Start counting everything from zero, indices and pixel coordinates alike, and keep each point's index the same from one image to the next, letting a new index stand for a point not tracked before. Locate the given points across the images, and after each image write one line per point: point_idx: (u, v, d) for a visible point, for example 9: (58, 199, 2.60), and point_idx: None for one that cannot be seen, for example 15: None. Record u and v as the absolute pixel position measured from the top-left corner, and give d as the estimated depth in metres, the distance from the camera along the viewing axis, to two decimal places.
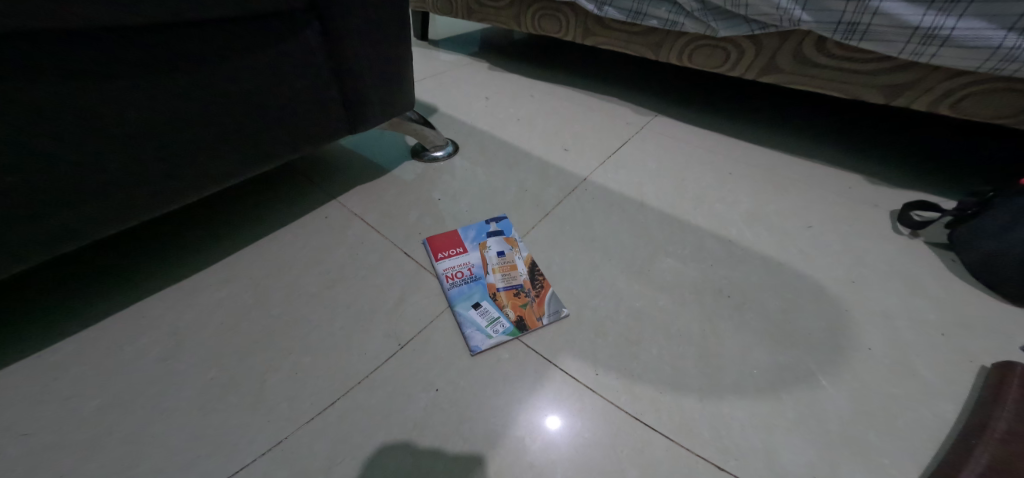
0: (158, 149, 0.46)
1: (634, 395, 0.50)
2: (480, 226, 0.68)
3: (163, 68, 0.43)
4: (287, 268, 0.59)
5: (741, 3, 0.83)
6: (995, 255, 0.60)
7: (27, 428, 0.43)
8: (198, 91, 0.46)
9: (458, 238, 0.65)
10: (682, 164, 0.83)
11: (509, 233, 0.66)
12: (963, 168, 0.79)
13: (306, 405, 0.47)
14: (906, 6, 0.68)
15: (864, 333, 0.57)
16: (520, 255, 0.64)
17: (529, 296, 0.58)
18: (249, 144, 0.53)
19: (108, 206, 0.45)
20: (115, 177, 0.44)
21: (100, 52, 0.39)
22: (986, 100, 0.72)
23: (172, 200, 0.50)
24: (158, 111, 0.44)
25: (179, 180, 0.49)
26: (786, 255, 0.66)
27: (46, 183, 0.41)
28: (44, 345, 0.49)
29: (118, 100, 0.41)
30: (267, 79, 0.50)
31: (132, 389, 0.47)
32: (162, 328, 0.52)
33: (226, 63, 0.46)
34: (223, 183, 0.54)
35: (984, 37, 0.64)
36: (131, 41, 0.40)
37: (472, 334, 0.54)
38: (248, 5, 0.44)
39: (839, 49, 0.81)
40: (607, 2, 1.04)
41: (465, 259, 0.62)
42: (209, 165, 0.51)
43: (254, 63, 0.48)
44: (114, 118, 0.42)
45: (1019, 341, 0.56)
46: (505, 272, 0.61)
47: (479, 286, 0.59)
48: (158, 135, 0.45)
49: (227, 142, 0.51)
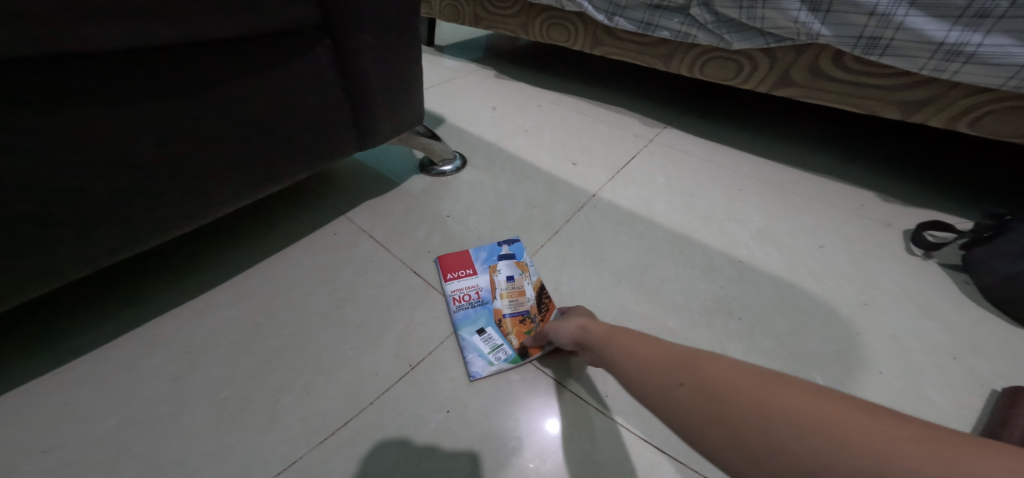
0: (169, 173, 0.46)
1: (644, 417, 0.49)
2: (492, 247, 0.66)
3: (182, 92, 0.43)
4: (298, 285, 0.59)
5: (757, 16, 0.82)
6: (1011, 278, 0.59)
7: (46, 446, 0.43)
8: (213, 115, 0.46)
9: (468, 259, 0.64)
10: (690, 180, 0.83)
11: (521, 257, 0.65)
12: (972, 187, 0.78)
13: (318, 425, 0.47)
14: (930, 22, 0.66)
15: (876, 355, 0.56)
16: (529, 280, 0.62)
17: (535, 325, 0.57)
18: (259, 166, 0.53)
19: (115, 228, 0.45)
20: (126, 200, 0.44)
21: (117, 79, 0.39)
22: (1005, 119, 0.71)
23: (181, 222, 0.50)
24: (166, 136, 0.44)
25: (188, 203, 0.49)
26: (796, 275, 0.66)
27: (59, 207, 0.41)
28: (61, 361, 0.50)
29: (135, 125, 0.41)
30: (282, 100, 0.50)
31: (148, 407, 0.47)
32: (178, 345, 0.52)
33: (243, 84, 0.46)
34: (231, 204, 0.54)
35: (1010, 55, 0.63)
36: (151, 68, 0.40)
37: (473, 360, 0.53)
38: (264, 24, 0.44)
39: (856, 64, 0.80)
40: (617, 13, 1.03)
41: (473, 282, 0.61)
42: (217, 188, 0.51)
43: (270, 83, 0.48)
44: (130, 143, 0.42)
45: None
46: (513, 298, 0.60)
47: (485, 310, 0.59)
48: (171, 159, 0.45)
49: (237, 165, 0.51)
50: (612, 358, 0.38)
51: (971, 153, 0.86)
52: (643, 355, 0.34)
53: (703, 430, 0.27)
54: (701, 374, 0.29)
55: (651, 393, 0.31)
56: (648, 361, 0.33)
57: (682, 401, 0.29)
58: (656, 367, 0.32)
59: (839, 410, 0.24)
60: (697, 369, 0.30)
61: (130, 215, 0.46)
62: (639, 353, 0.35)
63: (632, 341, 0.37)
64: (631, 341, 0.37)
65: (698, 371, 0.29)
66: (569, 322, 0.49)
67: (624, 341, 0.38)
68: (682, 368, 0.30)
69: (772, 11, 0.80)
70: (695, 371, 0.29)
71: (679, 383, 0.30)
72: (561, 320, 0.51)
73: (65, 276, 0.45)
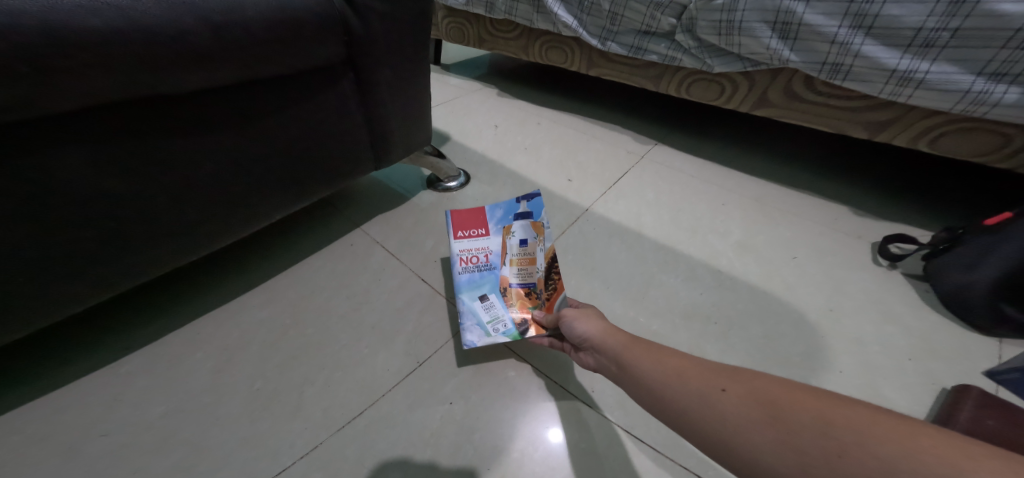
0: (222, 191, 0.52)
1: (626, 409, 0.56)
2: (510, 206, 0.70)
3: (236, 123, 0.50)
4: (319, 291, 0.66)
5: (735, 42, 0.90)
6: (963, 288, 0.66)
7: (104, 430, 0.50)
8: (259, 141, 0.53)
9: (484, 219, 0.70)
10: (676, 195, 0.89)
11: (537, 218, 0.66)
12: (937, 201, 0.85)
13: (338, 414, 0.54)
14: (883, 50, 0.76)
15: (838, 356, 0.62)
16: (542, 246, 0.64)
17: (539, 298, 0.61)
18: (293, 184, 0.60)
19: (154, 251, 0.50)
20: (187, 217, 0.51)
21: (187, 114, 0.46)
22: (962, 139, 0.78)
23: (228, 234, 0.56)
24: (221, 160, 0.50)
25: (235, 217, 0.56)
26: (770, 284, 0.72)
27: (133, 223, 0.47)
28: (113, 357, 0.56)
29: (198, 151, 0.48)
30: (316, 128, 0.58)
31: (190, 398, 0.54)
32: (215, 344, 0.59)
33: (286, 114, 0.54)
34: (269, 217, 0.60)
35: (954, 82, 0.72)
36: (215, 104, 0.47)
37: (471, 329, 0.57)
38: (299, 66, 0.51)
39: (825, 87, 0.87)
40: (610, 39, 1.11)
41: (485, 245, 0.69)
42: (259, 203, 0.57)
43: (304, 113, 0.56)
44: (193, 167, 0.49)
45: (981, 367, 0.61)
46: (523, 266, 0.65)
47: (492, 277, 0.65)
48: (223, 179, 0.52)
49: (276, 184, 0.58)
50: (640, 363, 0.43)
51: (940, 169, 0.92)
52: (681, 361, 0.41)
53: (756, 430, 0.33)
54: (744, 385, 0.36)
55: (697, 396, 0.37)
56: (691, 367, 0.40)
57: (732, 407, 0.35)
58: (701, 375, 0.39)
59: (887, 420, 0.30)
60: (741, 381, 0.36)
61: (164, 238, 0.50)
62: (677, 360, 0.41)
63: (665, 349, 0.44)
64: (664, 350, 0.43)
65: (740, 384, 0.36)
66: (590, 313, 0.51)
67: (655, 348, 0.44)
68: (729, 379, 0.37)
69: (747, 38, 0.88)
70: (738, 383, 0.36)
71: (724, 390, 0.36)
72: (580, 310, 0.53)
73: (131, 283, 0.51)
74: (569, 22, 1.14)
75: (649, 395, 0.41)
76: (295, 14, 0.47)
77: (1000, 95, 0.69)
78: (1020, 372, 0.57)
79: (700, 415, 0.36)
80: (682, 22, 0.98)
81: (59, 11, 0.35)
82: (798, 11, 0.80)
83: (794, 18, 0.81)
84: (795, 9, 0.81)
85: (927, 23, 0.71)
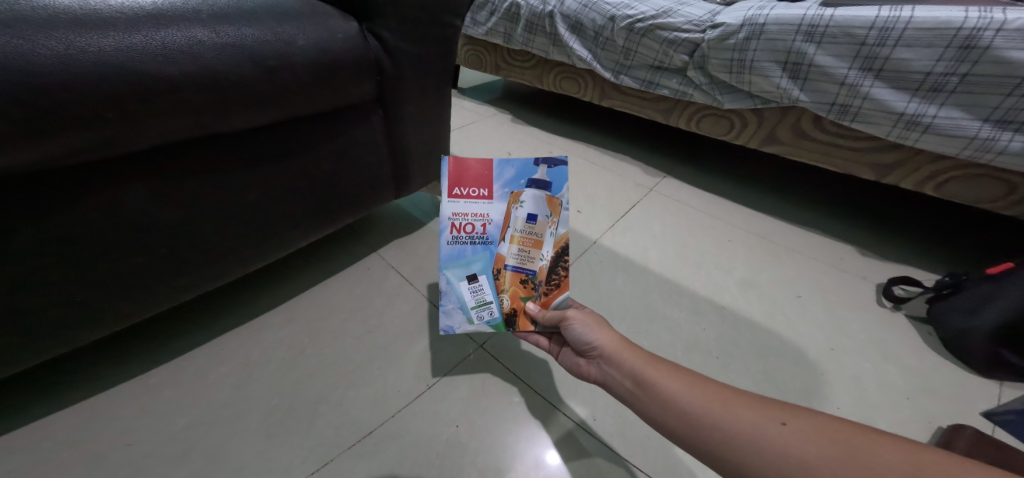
0: (257, 219, 0.56)
1: (625, 438, 0.58)
2: (526, 167, 0.58)
3: (275, 157, 0.54)
4: (336, 313, 0.70)
5: (745, 81, 0.93)
6: (965, 332, 0.66)
7: (130, 440, 0.54)
8: (293, 172, 0.57)
9: (489, 177, 0.59)
10: (683, 229, 0.92)
11: (556, 193, 0.57)
12: (937, 251, 0.87)
13: (348, 432, 0.56)
14: (892, 94, 0.78)
15: (836, 393, 0.63)
16: (554, 230, 0.57)
17: (536, 290, 0.57)
18: (321, 211, 0.63)
19: (195, 274, 0.54)
20: (225, 242, 0.54)
21: (233, 149, 0.50)
22: (966, 184, 0.80)
23: (260, 258, 0.60)
24: (259, 190, 0.54)
25: (268, 242, 0.59)
26: (773, 321, 0.73)
27: (179, 248, 0.51)
28: (145, 368, 0.60)
29: (239, 183, 0.52)
30: (344, 162, 0.62)
31: (211, 411, 0.57)
32: (237, 359, 0.63)
33: (319, 148, 0.58)
34: (298, 242, 0.63)
35: (961, 127, 0.74)
36: (258, 140, 0.52)
37: (452, 314, 0.57)
38: (333, 106, 0.56)
39: (833, 126, 0.89)
40: (623, 72, 1.16)
41: (485, 211, 0.59)
42: (289, 229, 0.61)
43: (335, 148, 0.60)
44: (235, 197, 0.53)
45: (979, 407, 0.62)
46: (525, 247, 0.58)
47: (487, 253, 0.58)
48: (259, 208, 0.56)
49: (307, 211, 0.61)
50: (662, 382, 0.45)
51: (941, 218, 0.95)
52: (709, 387, 0.44)
53: (831, 466, 0.36)
54: (802, 419, 0.39)
55: (753, 427, 0.40)
56: (727, 395, 0.43)
57: (798, 439, 0.38)
58: (744, 406, 0.41)
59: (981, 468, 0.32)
60: (799, 416, 0.39)
61: (209, 262, 0.54)
62: (704, 385, 0.44)
63: (682, 370, 0.46)
64: (683, 371, 0.46)
65: (800, 418, 0.39)
66: (597, 320, 0.53)
67: (670, 366, 0.47)
68: (785, 413, 0.40)
69: (758, 77, 0.91)
70: (797, 418, 0.39)
71: (783, 423, 0.39)
72: (582, 313, 0.54)
73: (171, 303, 0.54)
74: (584, 56, 1.19)
75: (687, 420, 0.42)
76: (337, 58, 0.52)
77: (1006, 143, 0.71)
78: (1016, 414, 0.58)
79: (763, 446, 0.38)
80: (694, 59, 1.01)
81: (145, 60, 0.39)
82: (808, 53, 0.83)
83: (805, 59, 0.84)
84: (806, 50, 0.84)
85: (937, 68, 0.73)
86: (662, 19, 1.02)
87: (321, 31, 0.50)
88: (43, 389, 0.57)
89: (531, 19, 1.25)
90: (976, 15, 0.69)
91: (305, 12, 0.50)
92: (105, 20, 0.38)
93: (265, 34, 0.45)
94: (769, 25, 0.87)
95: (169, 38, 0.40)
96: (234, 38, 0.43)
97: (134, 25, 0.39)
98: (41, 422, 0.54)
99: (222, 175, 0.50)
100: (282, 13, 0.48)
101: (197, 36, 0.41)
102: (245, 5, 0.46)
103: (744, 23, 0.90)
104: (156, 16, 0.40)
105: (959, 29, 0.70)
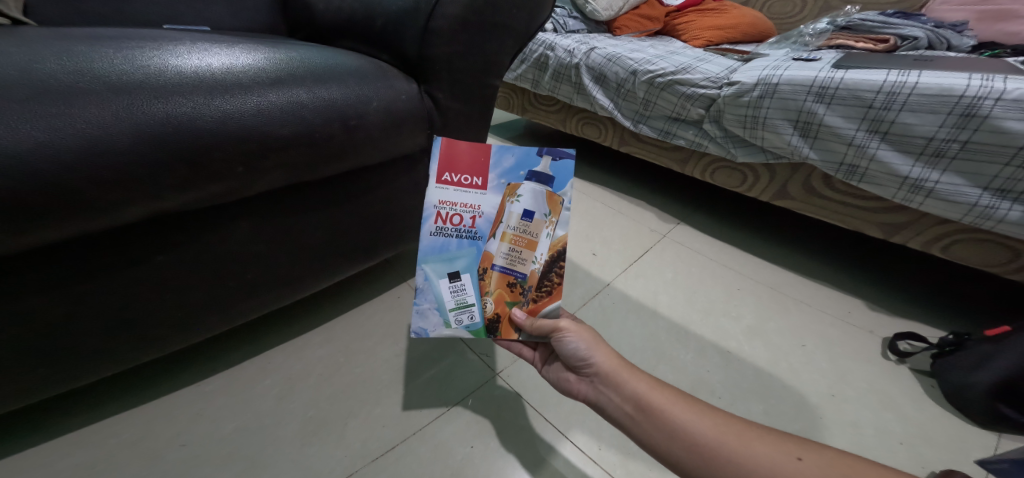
0: (315, 250, 0.64)
1: (628, 469, 0.62)
2: (527, 157, 0.58)
3: (336, 201, 0.63)
4: (369, 336, 0.77)
5: (758, 136, 1.00)
6: (965, 387, 0.69)
7: (184, 440, 0.60)
8: (350, 214, 0.65)
9: (484, 165, 0.58)
10: (694, 277, 0.97)
11: (556, 190, 0.58)
12: (940, 310, 0.90)
13: (373, 446, 0.62)
14: (897, 157, 0.83)
15: (832, 437, 0.67)
16: (550, 231, 0.59)
17: (523, 296, 0.60)
18: (368, 245, 0.71)
19: (262, 296, 0.61)
20: (288, 270, 0.62)
21: (303, 193, 0.59)
22: (974, 248, 0.84)
23: (314, 285, 0.67)
24: (320, 226, 0.63)
25: (323, 271, 0.67)
26: (776, 366, 0.77)
27: (253, 274, 0.59)
28: (203, 376, 0.68)
29: (304, 222, 0.61)
30: (391, 206, 0.70)
31: (256, 416, 0.64)
32: (281, 373, 0.70)
33: (372, 193, 0.67)
34: (346, 271, 0.71)
35: (963, 194, 0.79)
36: (323, 186, 0.60)
37: (428, 317, 0.59)
38: (388, 159, 0.65)
39: (843, 186, 0.95)
40: (642, 121, 1.24)
41: (476, 202, 0.58)
42: (341, 260, 0.68)
43: (385, 194, 0.68)
44: (299, 233, 0.61)
45: (973, 456, 0.65)
46: (516, 246, 0.59)
47: (473, 250, 0.59)
48: (319, 243, 0.64)
49: (356, 246, 0.69)
50: (661, 408, 0.50)
51: (946, 281, 0.98)
52: (715, 419, 0.49)
53: None
54: (815, 457, 0.45)
55: (773, 462, 0.45)
56: (734, 428, 0.48)
57: (813, 473, 0.43)
58: (756, 444, 0.46)
59: None
60: (812, 453, 0.45)
61: (271, 289, 0.62)
62: (704, 417, 0.49)
63: (678, 398, 0.51)
64: (680, 399, 0.51)
65: (812, 455, 0.45)
66: (593, 337, 0.57)
67: (667, 394, 0.52)
68: (799, 448, 0.46)
69: (770, 133, 0.98)
70: (811, 454, 0.45)
71: (800, 458, 0.45)
72: (577, 326, 0.58)
73: (238, 320, 0.62)
74: (606, 104, 1.28)
75: (696, 450, 0.47)
76: (400, 116, 0.60)
77: (1005, 212, 0.76)
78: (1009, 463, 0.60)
79: None
80: (710, 113, 1.09)
81: (263, 122, 0.48)
82: (818, 113, 0.90)
83: (815, 118, 0.90)
84: (816, 110, 0.90)
85: (939, 134, 0.79)
86: (680, 75, 1.10)
87: (391, 93, 0.59)
88: (117, 388, 0.65)
89: (559, 69, 1.36)
90: (977, 84, 0.75)
91: (377, 76, 0.59)
92: (238, 86, 0.46)
93: (348, 95, 0.54)
94: (782, 85, 0.94)
95: (278, 99, 0.49)
96: (326, 99, 0.52)
97: (257, 91, 0.47)
98: (112, 418, 0.62)
99: (291, 214, 0.59)
100: (362, 77, 0.57)
101: (299, 97, 0.50)
102: (333, 70, 0.55)
103: (758, 82, 0.97)
104: (273, 82, 0.49)
105: (960, 97, 0.76)
